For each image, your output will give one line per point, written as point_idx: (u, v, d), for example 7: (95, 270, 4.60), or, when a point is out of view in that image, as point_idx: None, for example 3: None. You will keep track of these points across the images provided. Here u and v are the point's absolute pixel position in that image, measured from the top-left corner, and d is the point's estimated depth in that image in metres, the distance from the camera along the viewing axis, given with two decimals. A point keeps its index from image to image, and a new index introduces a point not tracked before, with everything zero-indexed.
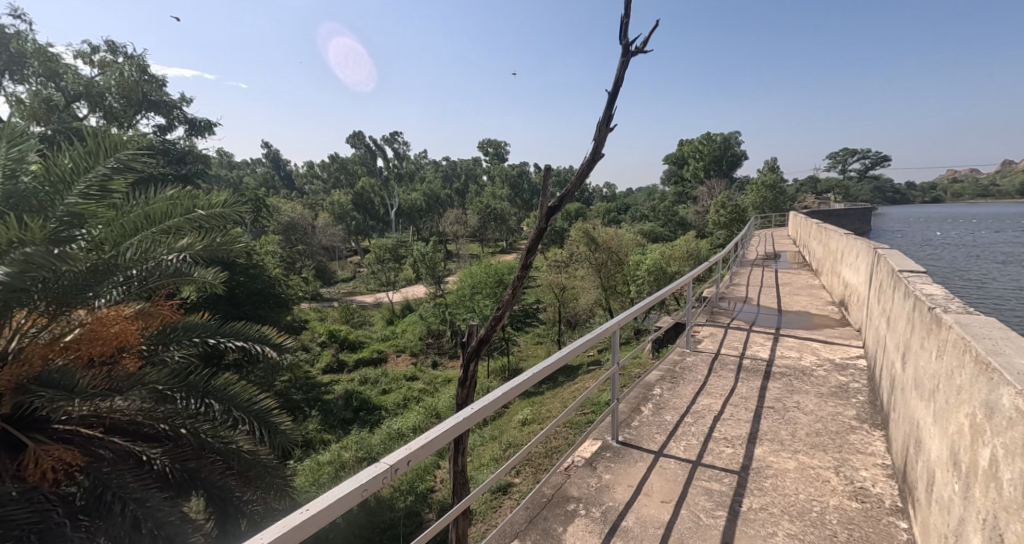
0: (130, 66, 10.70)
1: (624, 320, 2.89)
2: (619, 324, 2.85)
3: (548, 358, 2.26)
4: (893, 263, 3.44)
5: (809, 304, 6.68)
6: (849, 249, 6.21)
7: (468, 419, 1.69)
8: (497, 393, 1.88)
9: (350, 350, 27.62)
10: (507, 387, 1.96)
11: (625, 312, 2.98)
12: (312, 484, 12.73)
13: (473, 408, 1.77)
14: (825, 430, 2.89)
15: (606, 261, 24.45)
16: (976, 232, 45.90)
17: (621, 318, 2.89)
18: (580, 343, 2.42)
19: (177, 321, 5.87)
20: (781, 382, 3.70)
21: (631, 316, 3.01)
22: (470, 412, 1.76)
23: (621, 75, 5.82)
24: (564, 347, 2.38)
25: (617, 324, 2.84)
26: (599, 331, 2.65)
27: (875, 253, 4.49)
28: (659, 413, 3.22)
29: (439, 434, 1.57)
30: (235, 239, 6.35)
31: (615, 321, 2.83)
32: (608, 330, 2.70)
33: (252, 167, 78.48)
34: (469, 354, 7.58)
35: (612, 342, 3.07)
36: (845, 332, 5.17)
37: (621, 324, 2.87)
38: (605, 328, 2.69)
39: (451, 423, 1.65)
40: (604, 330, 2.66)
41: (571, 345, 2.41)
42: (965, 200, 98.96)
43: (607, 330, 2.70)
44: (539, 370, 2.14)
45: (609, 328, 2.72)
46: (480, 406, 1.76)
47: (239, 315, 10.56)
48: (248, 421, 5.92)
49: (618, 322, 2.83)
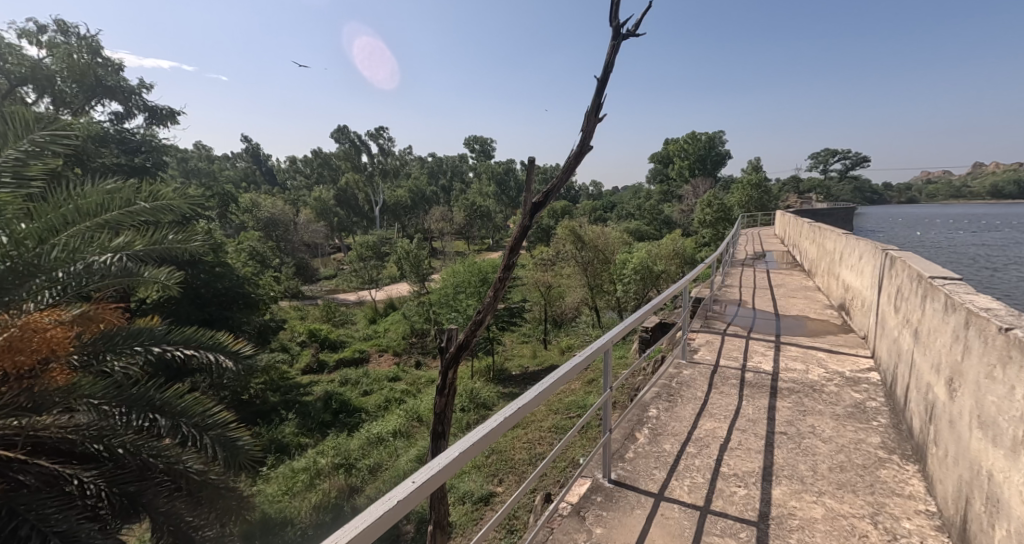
0: (81, 48, 10.00)
1: (613, 340, 2.51)
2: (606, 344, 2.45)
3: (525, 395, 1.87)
4: (917, 267, 3.06)
5: (807, 308, 6.33)
6: (850, 248, 5.86)
7: (403, 504, 1.26)
8: (444, 457, 1.46)
9: (331, 350, 26.87)
10: (461, 444, 1.52)
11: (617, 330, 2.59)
12: (285, 492, 12.18)
13: (413, 482, 1.36)
14: (850, 464, 2.48)
15: (593, 259, 24.07)
16: (956, 232, 46.45)
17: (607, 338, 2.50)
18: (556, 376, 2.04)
19: (119, 327, 5.21)
20: (791, 401, 3.29)
21: (622, 334, 2.63)
22: (408, 489, 1.34)
23: (611, 60, 5.39)
24: (537, 383, 1.97)
25: (604, 344, 2.42)
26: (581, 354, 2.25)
27: (885, 254, 4.13)
28: (656, 442, 2.79)
29: (349, 537, 1.14)
30: (186, 236, 5.83)
31: (602, 340, 2.43)
32: (593, 354, 2.30)
33: (232, 161, 76.67)
34: (447, 360, 7.08)
35: (604, 361, 2.62)
36: (849, 340, 4.82)
37: (607, 344, 2.47)
38: (587, 351, 2.29)
39: (379, 514, 1.22)
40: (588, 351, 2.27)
41: (547, 380, 2.00)
42: (939, 201, 101.48)
43: (591, 353, 2.30)
44: (510, 413, 1.72)
45: (595, 352, 2.32)
46: (421, 482, 1.33)
47: (203, 316, 9.90)
48: (199, 437, 5.33)
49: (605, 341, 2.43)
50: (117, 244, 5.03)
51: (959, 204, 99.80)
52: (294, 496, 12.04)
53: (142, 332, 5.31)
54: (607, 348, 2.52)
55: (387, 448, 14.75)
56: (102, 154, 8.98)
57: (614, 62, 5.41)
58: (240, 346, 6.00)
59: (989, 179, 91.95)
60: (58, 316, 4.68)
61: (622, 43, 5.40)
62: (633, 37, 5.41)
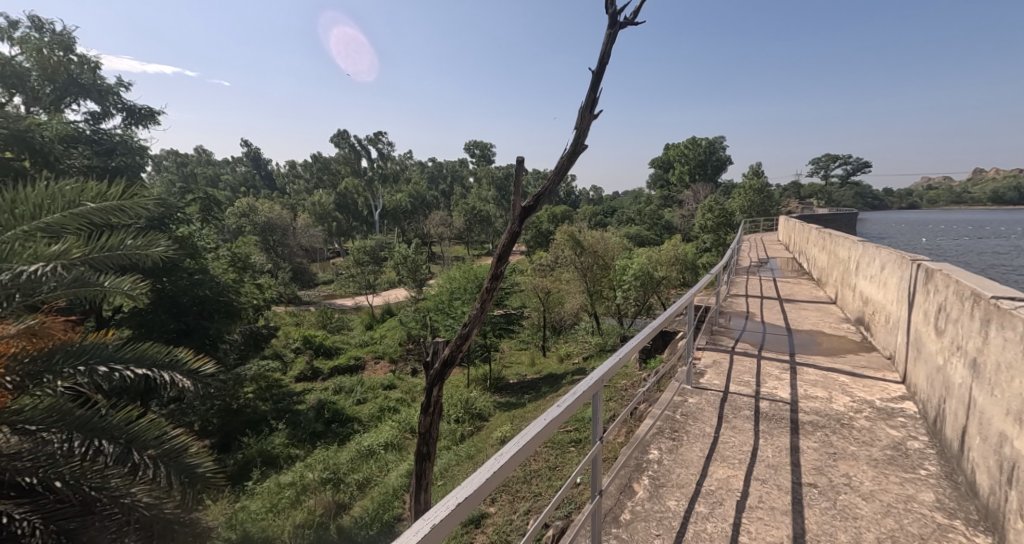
0: (54, 44, 9.58)
1: (602, 377, 2.03)
2: (589, 389, 1.95)
3: (474, 477, 1.46)
4: (968, 283, 2.58)
5: (820, 322, 5.82)
6: (869, 256, 5.36)
7: None
8: None
9: (326, 357, 26.31)
10: None
11: (605, 366, 2.10)
12: (269, 509, 11.64)
13: None
14: (903, 534, 1.99)
15: (592, 265, 23.51)
16: (960, 239, 45.77)
17: (595, 380, 1.99)
18: (508, 453, 1.56)
19: (67, 345, 4.80)
20: (816, 440, 2.80)
21: (614, 369, 2.14)
22: None
23: (608, 50, 4.94)
24: (499, 453, 1.57)
25: (587, 390, 1.93)
26: (551, 414, 1.78)
27: (918, 265, 3.64)
28: (658, 498, 2.29)
29: None
30: (146, 244, 5.61)
31: (585, 385, 1.94)
32: (567, 409, 1.81)
33: (231, 165, 76.29)
34: (432, 378, 6.56)
35: (592, 406, 2.10)
36: (872, 360, 4.31)
37: (591, 388, 1.96)
38: (560, 408, 1.81)
39: None
40: (558, 413, 1.79)
41: (511, 448, 1.59)
42: (941, 207, 100.99)
43: (566, 407, 1.82)
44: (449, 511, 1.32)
45: (570, 406, 1.83)
46: None
47: (180, 327, 9.54)
48: (152, 465, 4.81)
49: (588, 386, 1.94)
50: (53, 253, 4.65)
51: (961, 209, 99.21)
52: (278, 514, 11.46)
53: (91, 351, 4.85)
54: (594, 390, 2.02)
55: (377, 462, 14.18)
56: (70, 154, 8.63)
57: (610, 52, 4.95)
58: (201, 365, 5.48)
59: (989, 185, 91.60)
60: (2, 329, 4.36)
61: (618, 32, 4.94)
62: (631, 25, 4.96)
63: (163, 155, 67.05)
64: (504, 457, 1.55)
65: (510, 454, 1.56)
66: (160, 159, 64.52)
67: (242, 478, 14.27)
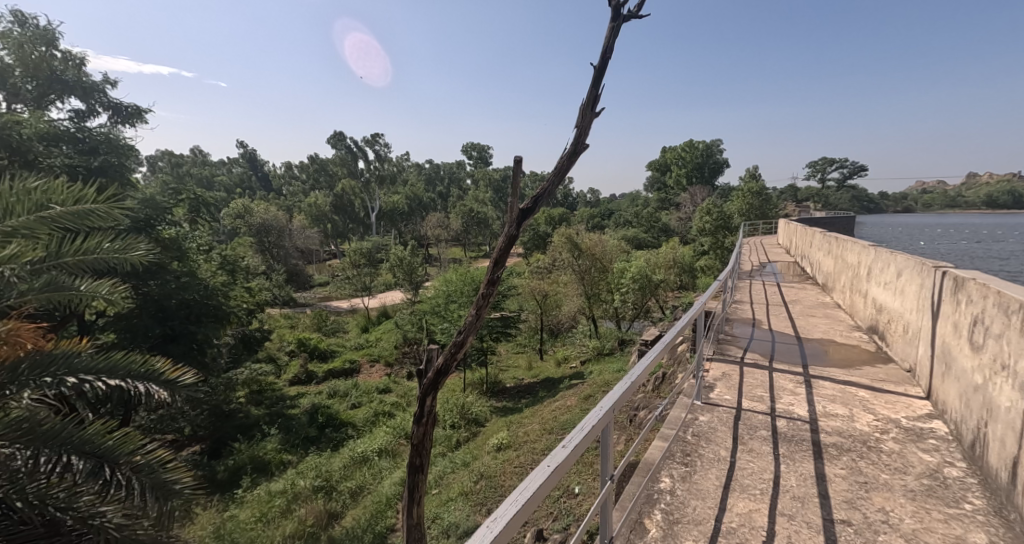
0: (37, 40, 9.31)
1: (613, 408, 1.75)
2: (599, 423, 1.67)
3: None
4: (1011, 296, 2.34)
5: (831, 330, 5.58)
6: (883, 262, 5.11)
7: None
8: None
9: (321, 360, 25.95)
10: None
11: (615, 395, 1.83)
12: (259, 519, 11.28)
13: None
14: None
15: (591, 268, 23.23)
16: (959, 243, 45.69)
17: (604, 411, 1.71)
18: (503, 518, 1.28)
19: (34, 354, 4.49)
20: (845, 466, 2.55)
21: (624, 397, 1.87)
22: None
23: (610, 44, 4.69)
24: (491, 522, 1.30)
25: (596, 425, 1.64)
26: (555, 458, 1.50)
27: (942, 273, 3.40)
28: (673, 539, 2.04)
29: None
30: (122, 249, 5.39)
31: (594, 418, 1.66)
32: (574, 451, 1.53)
33: (227, 165, 75.88)
34: (425, 387, 6.29)
35: (601, 442, 1.81)
36: (890, 372, 4.07)
37: (600, 421, 1.68)
38: (566, 450, 1.52)
39: None
40: (565, 457, 1.50)
41: (506, 512, 1.32)
42: (936, 210, 101.18)
43: (572, 449, 1.53)
44: None
45: (577, 446, 1.54)
46: None
47: (165, 332, 9.21)
48: (125, 482, 4.52)
49: (598, 420, 1.66)
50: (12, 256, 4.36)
51: (957, 212, 99.43)
52: (268, 524, 11.10)
53: (61, 360, 4.55)
54: (604, 423, 1.73)
55: (370, 469, 13.86)
56: (51, 154, 8.38)
57: (613, 46, 4.70)
58: (180, 375, 5.21)
59: (984, 189, 91.96)
60: None
61: (621, 26, 4.71)
62: (635, 18, 4.72)
63: (160, 155, 66.65)
64: (497, 526, 1.27)
65: (504, 521, 1.27)
66: (156, 160, 64.36)
67: (232, 485, 13.92)
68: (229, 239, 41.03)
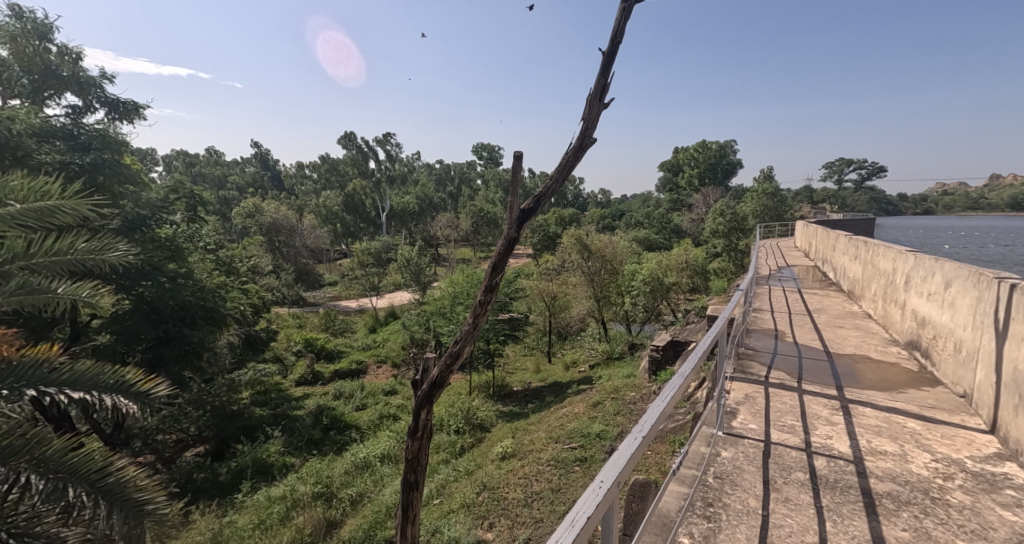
0: (30, 33, 9.10)
1: (615, 490, 1.30)
2: (596, 513, 1.23)
3: None
4: None
5: (865, 344, 5.06)
6: (925, 270, 4.57)
7: None
8: None
9: (328, 360, 25.72)
10: None
11: (621, 469, 1.39)
12: (257, 525, 10.99)
13: None
14: None
15: (601, 270, 22.37)
16: (987, 247, 43.92)
17: (604, 493, 1.27)
18: None
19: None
20: (907, 527, 2.09)
21: (631, 468, 1.43)
22: None
23: (620, 27, 4.24)
24: None
25: (593, 517, 1.21)
26: None
27: (1009, 286, 2.91)
28: None
29: None
30: (100, 248, 5.16)
31: (589, 507, 1.23)
32: None
33: (241, 165, 76.78)
34: (419, 400, 5.87)
35: (601, 527, 1.38)
36: (941, 398, 3.56)
37: (598, 508, 1.25)
38: None
39: None
40: None
41: None
42: (957, 214, 98.38)
43: None
44: None
45: None
46: None
47: (158, 334, 8.93)
48: (92, 502, 4.18)
49: (595, 508, 1.22)
50: None
51: (978, 215, 96.61)
52: (266, 532, 10.77)
53: (20, 372, 4.20)
54: (603, 510, 1.29)
55: (372, 476, 13.50)
56: (41, 150, 8.11)
57: (624, 29, 4.26)
58: (154, 387, 4.84)
59: (1005, 191, 89.36)
60: None
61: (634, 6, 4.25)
62: None
63: (175, 155, 67.52)
64: None
65: None
66: (171, 159, 65.53)
67: (233, 488, 13.64)
68: (240, 238, 41.27)
